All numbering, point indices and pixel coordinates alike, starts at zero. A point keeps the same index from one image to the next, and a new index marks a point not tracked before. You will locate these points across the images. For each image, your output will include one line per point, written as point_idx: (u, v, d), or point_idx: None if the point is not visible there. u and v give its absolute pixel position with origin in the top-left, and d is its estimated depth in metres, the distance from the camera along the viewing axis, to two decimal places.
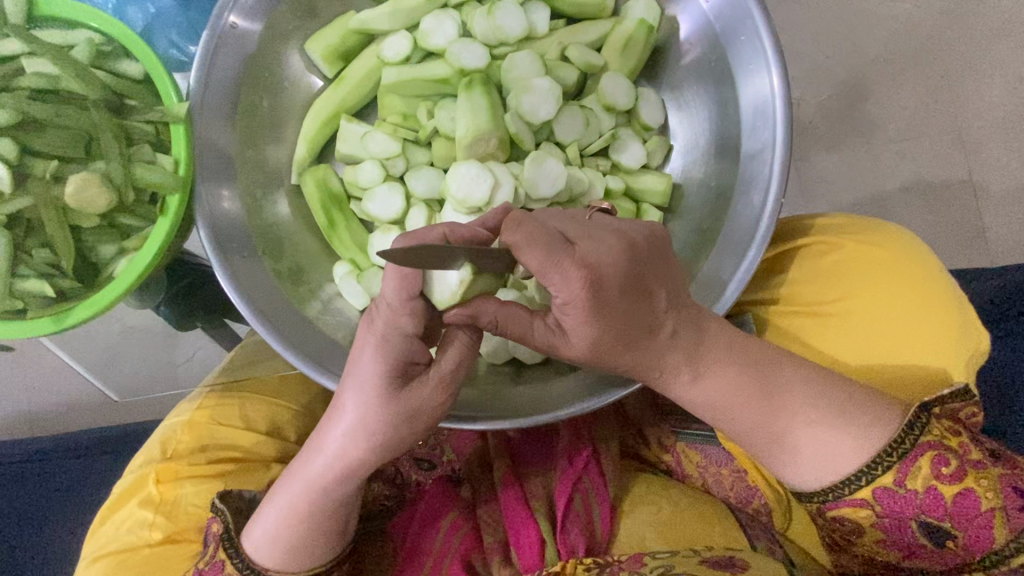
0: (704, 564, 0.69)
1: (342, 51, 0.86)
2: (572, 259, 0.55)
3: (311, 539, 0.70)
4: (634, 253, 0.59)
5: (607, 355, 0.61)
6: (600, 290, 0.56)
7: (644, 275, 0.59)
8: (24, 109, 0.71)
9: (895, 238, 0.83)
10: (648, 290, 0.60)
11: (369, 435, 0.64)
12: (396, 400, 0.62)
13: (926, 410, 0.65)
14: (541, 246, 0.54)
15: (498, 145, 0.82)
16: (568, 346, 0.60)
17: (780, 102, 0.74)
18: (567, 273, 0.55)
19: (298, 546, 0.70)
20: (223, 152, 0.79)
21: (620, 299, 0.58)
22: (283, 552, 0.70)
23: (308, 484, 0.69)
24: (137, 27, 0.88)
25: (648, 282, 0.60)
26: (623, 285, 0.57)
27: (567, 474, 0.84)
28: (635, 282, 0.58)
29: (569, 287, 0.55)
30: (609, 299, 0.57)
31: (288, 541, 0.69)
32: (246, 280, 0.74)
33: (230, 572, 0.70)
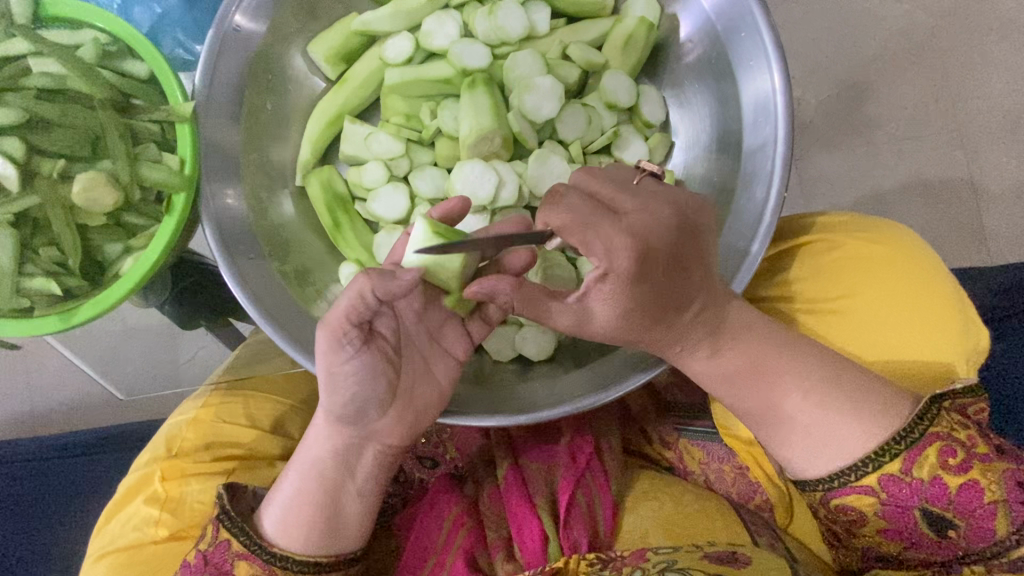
0: (706, 559, 0.70)
1: (345, 52, 0.87)
2: (617, 229, 0.60)
3: (313, 521, 0.69)
4: (672, 227, 0.63)
5: (631, 328, 0.64)
6: (644, 258, 0.60)
7: (683, 248, 0.63)
8: (31, 108, 0.73)
9: (896, 236, 0.84)
10: (684, 266, 0.63)
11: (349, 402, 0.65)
12: (367, 362, 0.63)
13: (936, 403, 0.65)
14: (581, 215, 0.60)
15: (502, 143, 0.83)
16: (597, 316, 0.63)
17: (781, 98, 0.75)
18: (612, 245, 0.59)
19: (302, 529, 0.69)
20: (225, 151, 0.79)
21: (657, 275, 0.61)
22: (288, 537, 0.69)
23: (304, 465, 0.71)
24: (142, 27, 0.89)
25: (685, 257, 0.64)
26: (664, 257, 0.62)
27: (569, 469, 0.84)
28: (670, 265, 0.62)
29: (612, 256, 0.59)
30: (650, 268, 0.61)
31: (292, 525, 0.69)
32: (250, 278, 0.75)
33: (238, 548, 0.69)
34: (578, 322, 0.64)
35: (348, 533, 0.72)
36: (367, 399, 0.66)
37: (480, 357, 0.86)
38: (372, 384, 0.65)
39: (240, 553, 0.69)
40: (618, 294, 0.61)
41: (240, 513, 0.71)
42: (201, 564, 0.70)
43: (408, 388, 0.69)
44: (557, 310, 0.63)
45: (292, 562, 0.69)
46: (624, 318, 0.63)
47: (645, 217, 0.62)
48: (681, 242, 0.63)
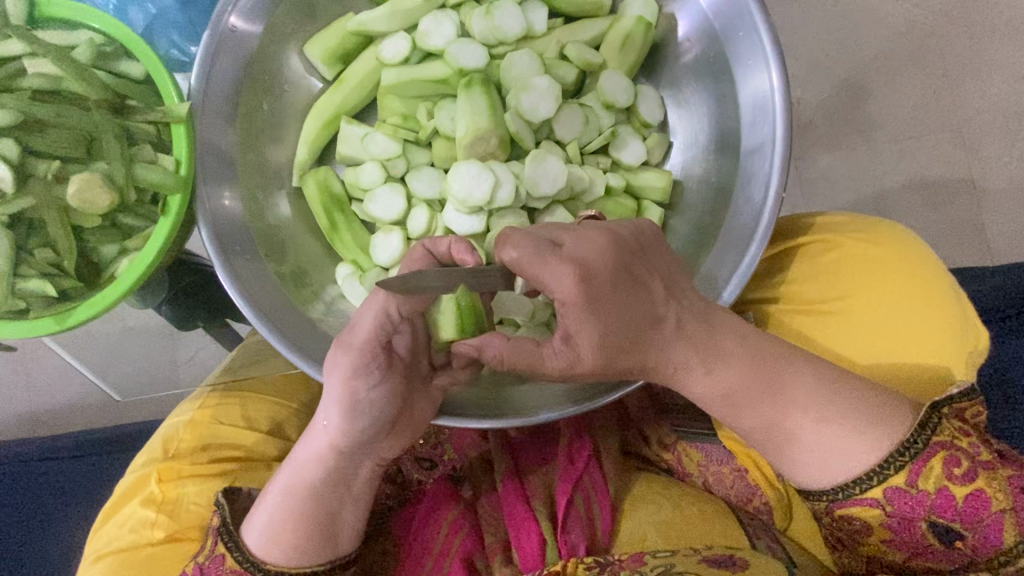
0: (704, 563, 0.69)
1: (342, 53, 0.86)
2: (562, 257, 0.60)
3: (308, 531, 0.69)
4: (617, 246, 0.63)
5: (615, 359, 0.64)
6: (592, 283, 0.60)
7: (633, 266, 0.63)
8: (26, 108, 0.71)
9: (895, 237, 0.83)
10: (641, 281, 0.63)
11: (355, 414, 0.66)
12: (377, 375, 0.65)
13: (936, 411, 0.65)
14: (529, 248, 0.60)
15: (499, 144, 0.82)
16: (580, 352, 0.63)
17: (780, 98, 0.74)
18: (559, 273, 0.59)
19: (297, 538, 0.68)
20: (222, 152, 0.79)
21: (613, 295, 0.61)
22: (281, 546, 0.68)
23: (298, 474, 0.70)
24: (138, 28, 0.88)
25: (640, 276, 0.63)
26: (610, 276, 0.61)
27: (568, 473, 0.84)
28: (625, 279, 0.62)
29: (563, 284, 0.59)
30: (602, 291, 0.61)
31: (285, 534, 0.68)
32: (247, 280, 0.75)
33: (231, 564, 0.68)
34: (569, 365, 0.63)
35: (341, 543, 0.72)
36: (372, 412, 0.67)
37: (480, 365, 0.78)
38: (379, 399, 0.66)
39: (233, 570, 0.68)
40: (588, 321, 0.61)
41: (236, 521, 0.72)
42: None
43: (412, 407, 0.71)
44: (546, 356, 0.63)
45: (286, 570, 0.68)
46: (607, 342, 0.62)
47: (586, 243, 0.61)
48: (623, 256, 0.63)
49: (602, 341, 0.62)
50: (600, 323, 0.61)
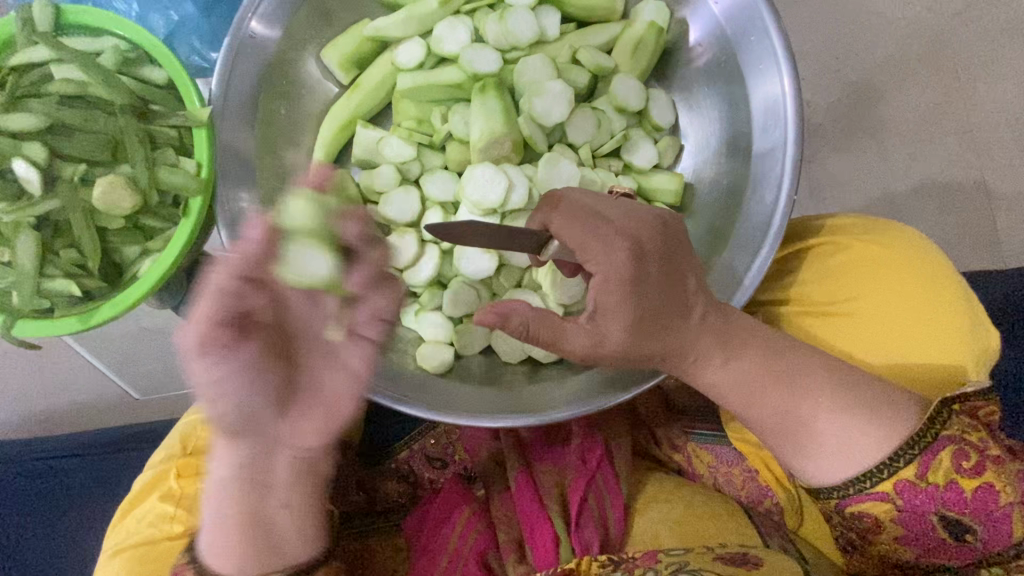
0: (717, 560, 0.70)
1: (357, 58, 0.88)
2: (614, 231, 0.62)
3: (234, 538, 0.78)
4: (666, 234, 0.64)
5: (641, 341, 0.64)
6: (642, 262, 0.62)
7: (674, 257, 0.64)
8: (54, 114, 0.75)
9: (904, 238, 0.84)
10: (674, 280, 0.64)
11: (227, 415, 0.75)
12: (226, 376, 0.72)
13: (948, 407, 0.65)
14: (579, 221, 0.63)
15: (512, 147, 0.83)
16: (608, 335, 0.62)
17: (792, 103, 0.75)
18: (612, 247, 0.61)
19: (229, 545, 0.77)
20: (241, 155, 0.80)
21: (657, 275, 0.62)
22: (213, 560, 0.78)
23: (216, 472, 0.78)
24: (160, 34, 0.90)
25: (682, 267, 0.64)
26: (657, 257, 0.63)
27: (581, 470, 0.85)
28: (670, 269, 0.63)
29: (611, 258, 0.61)
30: (648, 273, 0.62)
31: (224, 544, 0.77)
32: (267, 282, 0.76)
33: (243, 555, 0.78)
34: (594, 345, 0.63)
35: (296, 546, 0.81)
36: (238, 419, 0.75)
37: (490, 358, 0.88)
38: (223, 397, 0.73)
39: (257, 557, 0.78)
40: (626, 302, 0.61)
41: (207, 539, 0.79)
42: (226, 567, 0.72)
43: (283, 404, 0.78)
44: (571, 330, 0.63)
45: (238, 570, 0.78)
46: (639, 321, 0.62)
47: (638, 221, 0.64)
48: (670, 244, 0.64)
49: (635, 319, 0.62)
50: (634, 308, 0.62)
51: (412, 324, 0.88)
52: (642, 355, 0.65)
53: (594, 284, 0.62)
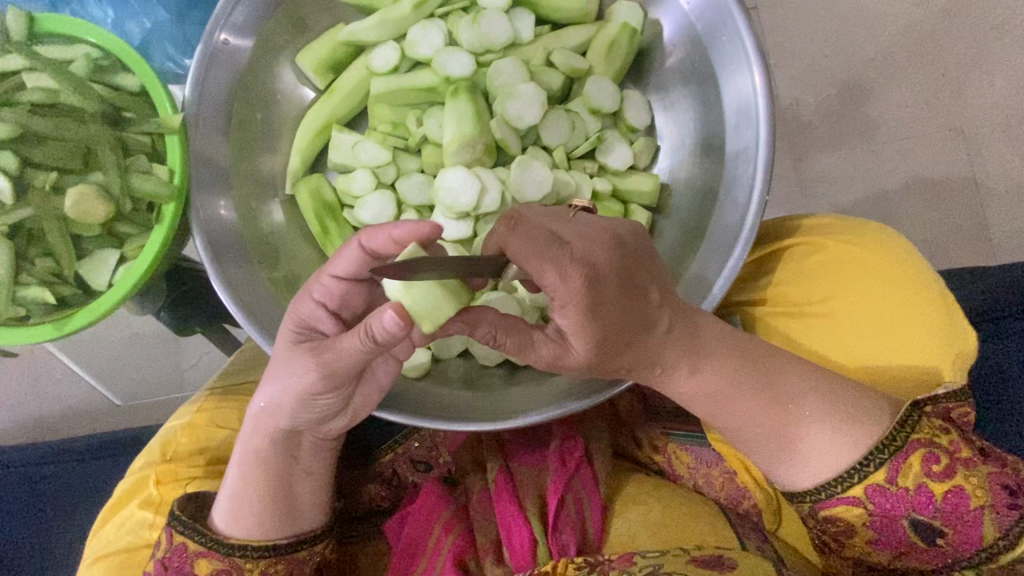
0: (693, 563, 0.70)
1: (332, 63, 0.88)
2: (570, 258, 0.58)
3: (262, 506, 0.71)
4: (622, 252, 0.63)
5: (608, 358, 0.64)
6: (599, 285, 0.60)
7: (635, 271, 0.63)
8: (24, 121, 0.74)
9: (880, 239, 0.83)
10: (638, 286, 0.63)
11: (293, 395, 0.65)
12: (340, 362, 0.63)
13: (916, 409, 0.65)
14: (539, 244, 0.58)
15: (484, 150, 0.83)
16: (572, 349, 0.63)
17: (763, 101, 0.75)
18: (567, 274, 0.58)
19: (252, 515, 0.71)
20: (215, 161, 0.80)
21: (620, 289, 0.61)
22: (234, 519, 0.71)
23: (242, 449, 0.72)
24: (135, 41, 0.91)
25: (641, 281, 0.63)
26: (614, 277, 0.61)
27: (559, 474, 0.84)
28: (627, 285, 0.62)
29: (568, 285, 0.58)
30: (605, 294, 0.60)
31: (243, 507, 0.71)
32: (241, 287, 0.77)
33: (194, 548, 0.70)
34: (555, 355, 0.64)
35: (279, 525, 0.72)
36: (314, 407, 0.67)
37: (468, 361, 0.88)
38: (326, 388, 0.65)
39: (197, 552, 0.70)
40: (587, 324, 0.60)
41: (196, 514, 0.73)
42: (160, 571, 0.71)
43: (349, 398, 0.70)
44: (536, 339, 0.64)
45: (239, 553, 0.70)
46: (604, 338, 0.62)
47: (591, 242, 0.61)
48: (628, 262, 0.63)
49: (600, 338, 0.62)
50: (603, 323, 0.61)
51: None
52: (610, 367, 0.66)
53: (552, 305, 0.61)
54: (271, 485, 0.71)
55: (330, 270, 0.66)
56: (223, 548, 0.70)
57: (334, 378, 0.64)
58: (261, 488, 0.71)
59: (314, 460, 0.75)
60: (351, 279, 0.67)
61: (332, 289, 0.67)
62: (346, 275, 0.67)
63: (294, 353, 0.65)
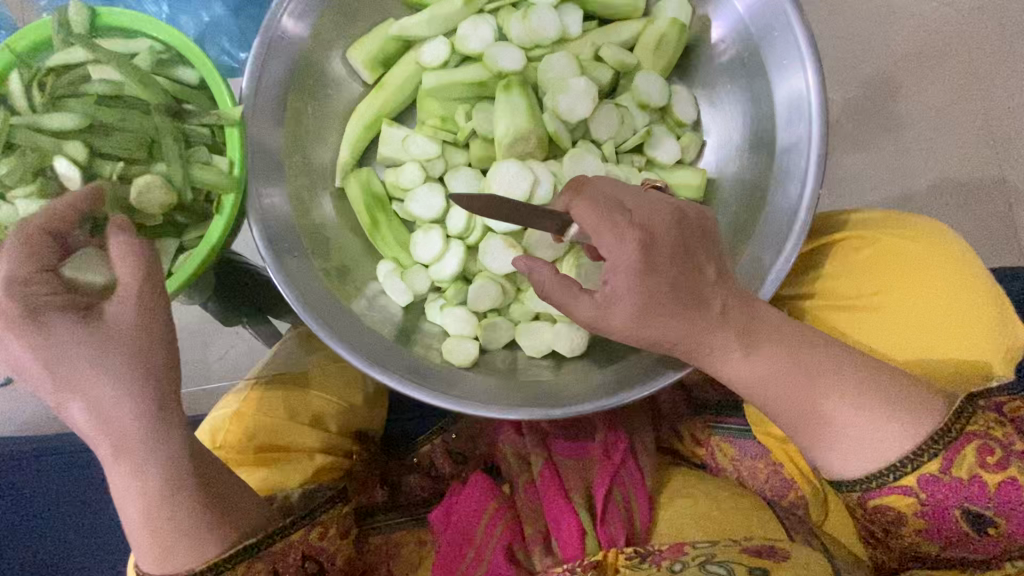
0: (745, 552, 0.69)
1: (383, 58, 0.89)
2: (628, 222, 0.63)
3: (183, 519, 0.66)
4: (682, 225, 0.66)
5: (654, 327, 0.66)
6: (653, 251, 0.63)
7: (691, 251, 0.66)
8: (92, 113, 0.77)
9: (931, 232, 0.83)
10: (697, 262, 0.66)
11: (121, 396, 0.63)
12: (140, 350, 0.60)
13: (971, 403, 0.66)
14: (600, 207, 0.64)
15: (537, 144, 0.84)
16: (614, 313, 0.65)
17: (815, 98, 0.75)
18: (624, 234, 0.63)
19: (172, 532, 0.66)
20: (273, 153, 0.82)
21: (673, 262, 0.64)
22: (159, 539, 0.66)
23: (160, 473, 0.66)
24: (190, 35, 0.92)
25: (697, 254, 0.66)
26: (670, 249, 0.64)
27: (604, 466, 0.85)
28: (683, 253, 0.65)
29: (624, 245, 0.63)
30: (659, 263, 0.64)
31: (155, 529, 0.65)
32: (297, 277, 0.78)
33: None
34: (595, 320, 0.66)
35: (216, 538, 0.68)
36: None
37: (513, 353, 0.89)
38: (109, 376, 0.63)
39: None
40: (637, 287, 0.64)
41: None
42: None
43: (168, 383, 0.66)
44: (581, 301, 0.66)
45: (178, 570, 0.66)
46: (652, 311, 0.65)
47: (653, 211, 0.65)
48: (686, 235, 0.66)
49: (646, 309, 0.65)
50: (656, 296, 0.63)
51: (437, 318, 0.89)
52: (652, 339, 0.67)
53: (606, 268, 0.65)
54: (167, 508, 0.66)
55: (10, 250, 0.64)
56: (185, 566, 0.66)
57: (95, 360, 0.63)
58: (159, 500, 0.65)
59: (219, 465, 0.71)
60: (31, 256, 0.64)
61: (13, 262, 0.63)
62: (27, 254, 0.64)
63: None
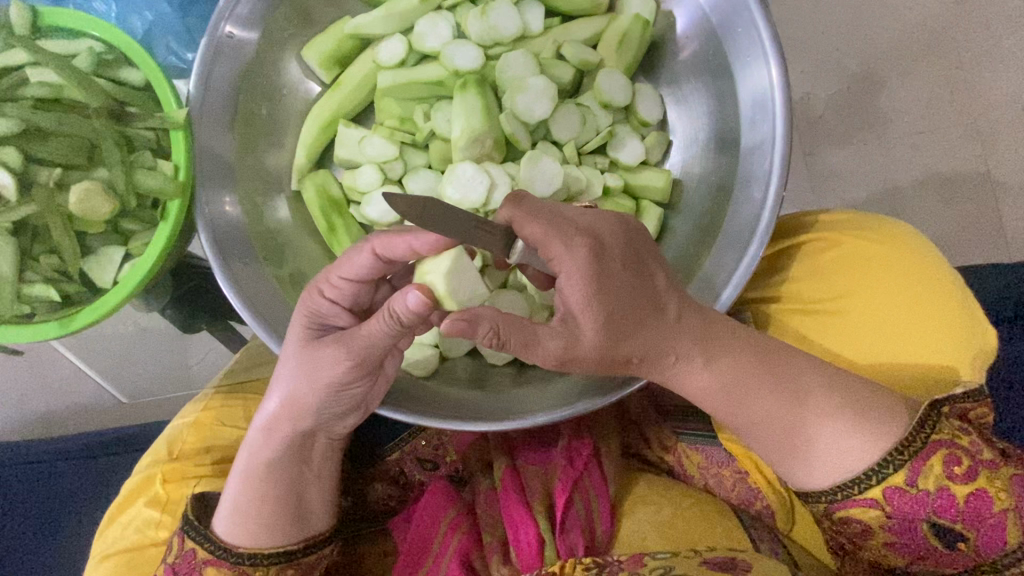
0: (705, 565, 0.68)
1: (338, 57, 0.86)
2: (575, 231, 0.61)
3: (265, 511, 0.70)
4: (630, 233, 0.64)
5: (617, 339, 0.62)
6: (604, 257, 0.61)
7: (640, 254, 0.64)
8: (28, 118, 0.74)
9: (896, 233, 0.82)
10: (650, 271, 0.64)
11: (294, 383, 0.66)
12: (314, 361, 0.65)
13: (936, 410, 0.64)
14: (543, 218, 0.61)
15: (494, 145, 0.82)
16: (580, 334, 0.61)
17: (780, 95, 0.73)
18: (572, 244, 0.60)
19: (255, 521, 0.70)
20: (222, 157, 0.79)
21: (623, 271, 0.61)
22: (237, 525, 0.70)
23: (251, 456, 0.71)
24: (138, 34, 0.89)
25: (648, 261, 0.64)
26: (620, 253, 0.62)
27: (567, 473, 0.83)
28: (634, 261, 0.63)
29: (573, 253, 0.60)
30: (611, 269, 0.61)
31: (245, 515, 0.70)
32: (246, 283, 0.75)
33: (203, 555, 0.69)
34: (565, 346, 0.61)
35: (287, 529, 0.71)
36: (342, 397, 0.67)
37: (476, 360, 0.86)
38: (340, 381, 0.65)
39: (207, 560, 0.69)
40: (593, 299, 0.60)
41: (203, 521, 0.72)
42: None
43: (371, 390, 0.70)
44: (541, 332, 0.61)
45: (248, 562, 0.69)
46: (611, 323, 0.61)
47: (596, 217, 0.63)
48: (635, 241, 0.64)
49: (606, 321, 0.61)
50: (607, 304, 0.60)
51: None
52: (620, 358, 0.64)
53: (559, 284, 0.61)
54: (268, 490, 0.70)
55: (338, 272, 0.66)
56: (229, 556, 0.69)
57: (341, 371, 0.65)
58: (262, 492, 0.70)
59: (324, 463, 0.74)
60: (357, 280, 0.66)
61: (341, 287, 0.66)
62: (354, 278, 0.66)
63: (318, 349, 0.65)
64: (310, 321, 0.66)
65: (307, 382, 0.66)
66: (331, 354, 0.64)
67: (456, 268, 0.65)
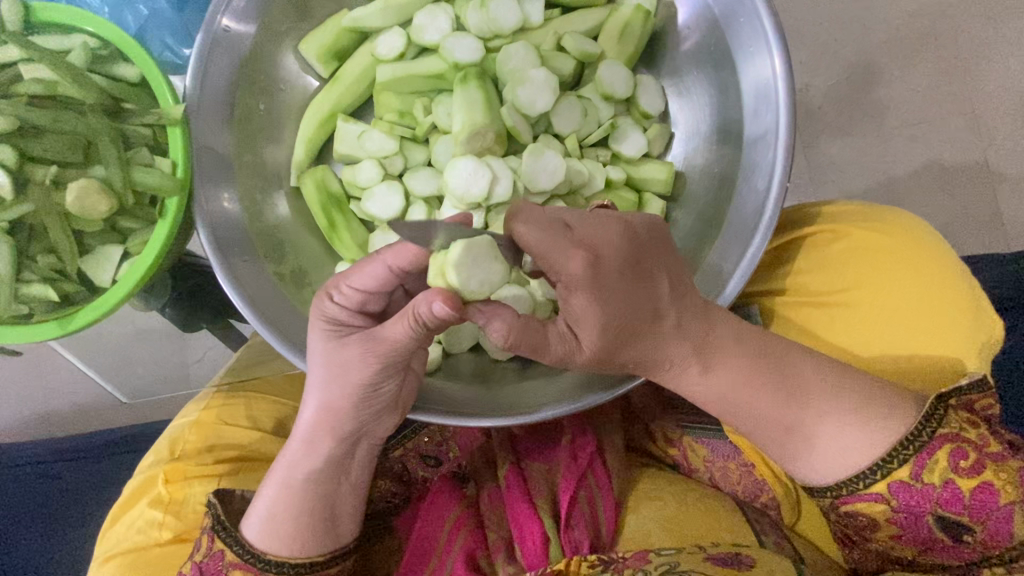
0: (709, 561, 0.68)
1: (336, 51, 0.85)
2: (571, 239, 0.60)
3: (298, 518, 0.69)
4: (634, 238, 0.63)
5: (617, 347, 0.63)
6: (601, 263, 0.60)
7: (644, 256, 0.63)
8: (23, 115, 0.73)
9: (900, 224, 0.82)
10: (653, 272, 0.63)
11: (327, 389, 0.66)
12: (347, 366, 0.65)
13: (943, 403, 0.62)
14: (542, 229, 0.60)
15: (495, 138, 0.81)
16: (583, 340, 0.62)
17: (782, 85, 0.73)
18: (571, 253, 0.60)
19: (286, 530, 0.69)
20: (220, 154, 0.78)
21: (621, 278, 0.61)
22: (270, 533, 0.69)
23: (287, 467, 0.70)
24: (133, 29, 0.88)
25: (652, 265, 0.63)
26: (618, 262, 0.61)
27: (571, 470, 0.83)
28: (635, 267, 0.62)
29: (573, 263, 0.59)
30: (609, 276, 0.61)
31: (279, 524, 0.69)
32: (246, 280, 0.75)
33: (231, 558, 0.69)
34: (568, 352, 0.63)
35: (320, 537, 0.70)
36: (377, 397, 0.68)
37: (479, 355, 0.86)
38: (372, 382, 0.66)
39: (234, 563, 0.69)
40: (591, 304, 0.60)
41: (232, 521, 0.71)
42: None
43: (400, 390, 0.70)
44: (550, 338, 0.62)
45: (273, 569, 0.69)
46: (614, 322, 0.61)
47: (599, 226, 0.62)
48: (638, 245, 0.63)
49: (608, 321, 0.61)
50: (606, 302, 0.60)
51: None
52: (620, 360, 0.65)
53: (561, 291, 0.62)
54: (302, 498, 0.69)
55: (348, 281, 0.64)
56: (260, 563, 0.69)
57: (372, 373, 0.65)
58: (295, 501, 0.69)
59: (358, 473, 0.74)
60: (365, 290, 0.65)
61: (350, 294, 0.65)
62: (366, 288, 0.65)
63: (344, 355, 0.64)
64: (334, 329, 0.65)
65: (342, 387, 0.66)
66: (362, 359, 0.64)
67: (469, 257, 0.60)
